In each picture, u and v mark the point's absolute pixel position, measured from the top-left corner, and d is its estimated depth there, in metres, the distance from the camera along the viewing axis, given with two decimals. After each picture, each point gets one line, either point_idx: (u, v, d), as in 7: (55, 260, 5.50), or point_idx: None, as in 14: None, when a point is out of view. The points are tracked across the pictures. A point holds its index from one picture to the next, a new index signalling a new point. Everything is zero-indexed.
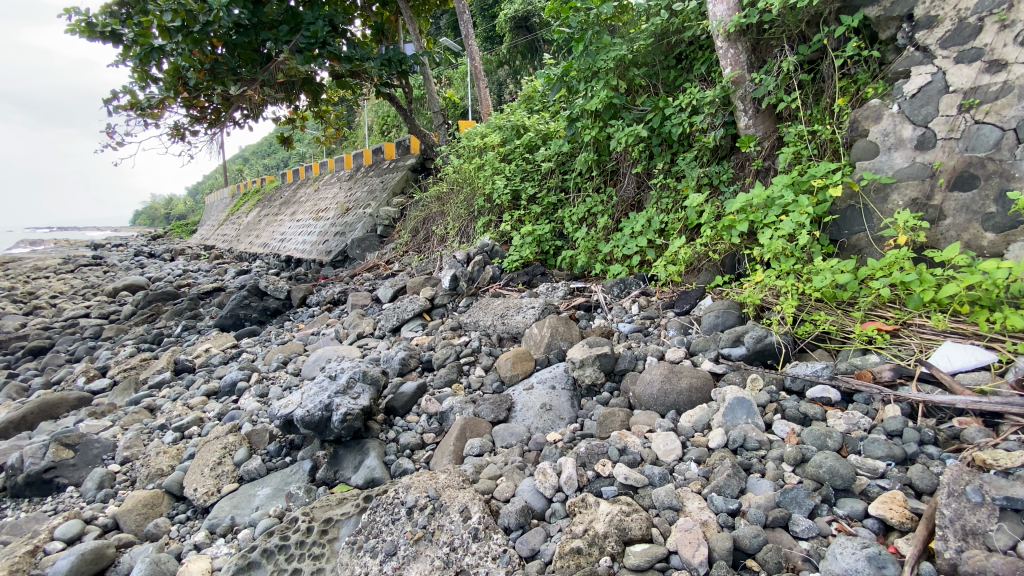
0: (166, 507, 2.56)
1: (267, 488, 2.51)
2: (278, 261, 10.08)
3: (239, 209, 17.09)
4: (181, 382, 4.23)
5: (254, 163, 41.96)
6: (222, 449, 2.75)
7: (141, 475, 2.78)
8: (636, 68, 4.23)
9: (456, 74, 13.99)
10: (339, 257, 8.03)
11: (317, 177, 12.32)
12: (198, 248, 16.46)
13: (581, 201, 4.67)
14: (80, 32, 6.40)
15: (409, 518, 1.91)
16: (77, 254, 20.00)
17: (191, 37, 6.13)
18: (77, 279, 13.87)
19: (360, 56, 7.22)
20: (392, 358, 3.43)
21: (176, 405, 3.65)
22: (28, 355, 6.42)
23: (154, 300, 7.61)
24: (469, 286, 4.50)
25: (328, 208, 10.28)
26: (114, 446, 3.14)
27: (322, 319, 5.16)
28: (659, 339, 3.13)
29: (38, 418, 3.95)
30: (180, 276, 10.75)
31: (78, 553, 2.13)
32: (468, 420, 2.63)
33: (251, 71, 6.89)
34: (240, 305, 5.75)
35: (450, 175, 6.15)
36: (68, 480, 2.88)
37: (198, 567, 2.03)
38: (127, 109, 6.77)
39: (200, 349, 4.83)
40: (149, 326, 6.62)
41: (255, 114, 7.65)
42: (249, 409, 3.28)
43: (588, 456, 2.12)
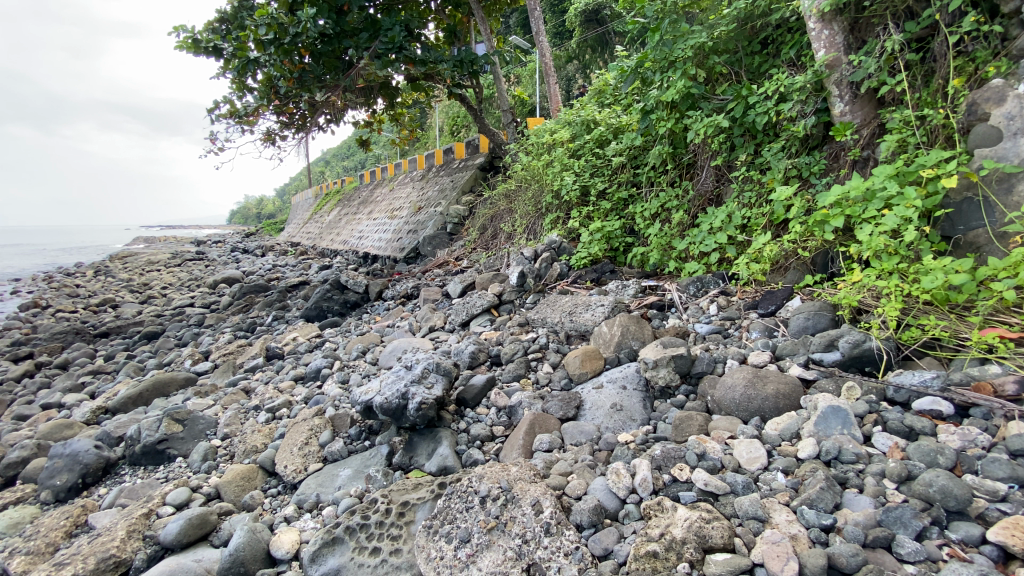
0: (260, 481, 2.78)
1: (348, 469, 2.66)
2: (356, 257, 10.65)
3: (322, 209, 18.25)
4: (272, 367, 4.59)
5: (334, 166, 44.61)
6: (309, 431, 2.95)
7: (238, 450, 3.04)
8: (716, 55, 4.03)
9: (525, 71, 14.05)
10: (411, 254, 8.34)
11: (391, 177, 12.87)
12: (285, 245, 17.78)
13: (654, 195, 4.52)
14: (188, 48, 7.10)
15: (482, 507, 1.93)
16: (184, 250, 22.33)
17: (282, 48, 6.63)
18: (184, 272, 15.47)
19: (434, 58, 7.43)
20: (462, 351, 3.51)
21: (268, 388, 3.96)
22: (145, 339, 7.25)
23: (248, 292, 8.31)
24: (536, 282, 4.49)
25: (401, 207, 10.71)
26: (216, 423, 3.46)
27: (396, 312, 5.39)
28: (740, 341, 2.96)
29: (152, 395, 4.44)
30: (270, 270, 11.66)
31: (186, 517, 2.35)
32: (537, 415, 2.63)
33: (334, 78, 7.31)
34: (323, 298, 6.14)
35: (518, 172, 6.17)
36: (177, 451, 3.20)
37: (288, 538, 2.17)
38: (227, 118, 7.44)
39: (288, 337, 5.22)
40: (243, 315, 7.25)
41: (336, 119, 8.11)
42: (331, 395, 3.49)
43: (663, 460, 2.05)
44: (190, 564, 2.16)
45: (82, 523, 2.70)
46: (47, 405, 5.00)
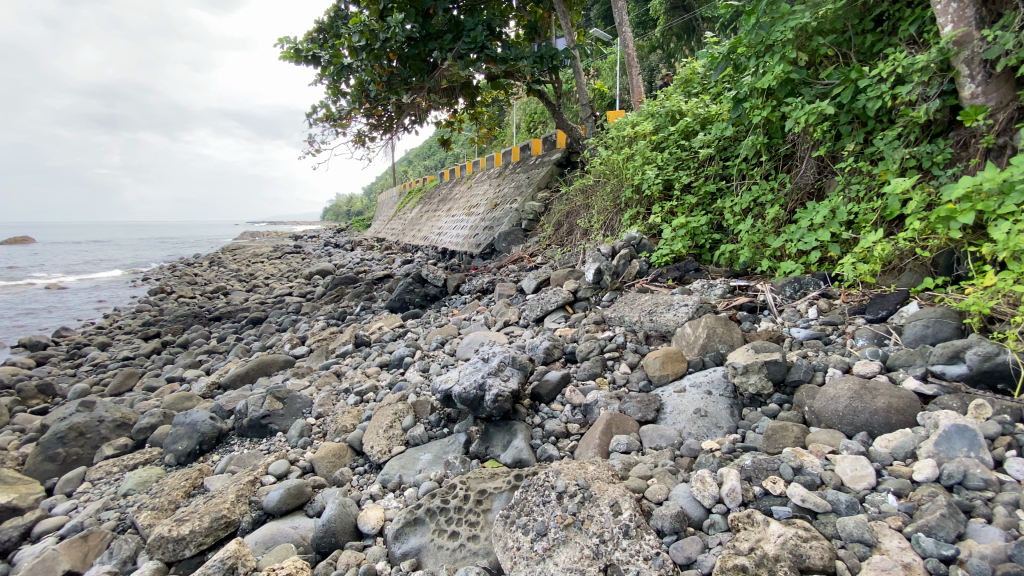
0: (349, 459, 2.97)
1: (428, 454, 2.77)
2: (435, 252, 11.04)
3: (405, 206, 19.11)
4: (360, 354, 4.89)
5: (416, 165, 46.53)
6: (393, 415, 3.11)
7: (330, 429, 3.27)
8: (821, 36, 3.69)
9: (605, 64, 13.79)
10: (487, 250, 8.49)
11: (470, 175, 13.19)
12: (371, 240, 18.85)
13: (745, 189, 4.26)
14: (291, 59, 7.73)
15: (559, 502, 1.93)
16: (283, 244, 24.40)
17: (373, 53, 7.01)
18: (283, 264, 16.91)
19: (514, 56, 7.47)
20: (537, 346, 3.51)
21: (356, 373, 4.22)
22: (250, 324, 8.02)
23: (338, 284, 8.92)
24: (613, 279, 4.40)
25: (478, 204, 10.93)
26: (311, 403, 3.75)
27: (472, 306, 5.52)
28: (843, 348, 2.71)
29: (256, 374, 4.90)
30: (357, 264, 12.43)
31: (286, 487, 2.57)
32: (614, 415, 2.58)
33: (420, 80, 7.61)
34: (405, 291, 6.43)
35: (597, 166, 6.07)
36: (278, 426, 3.51)
37: (374, 515, 2.30)
38: (324, 121, 8.01)
39: (374, 326, 5.53)
40: (334, 305, 7.78)
41: (420, 119, 8.45)
42: (413, 382, 3.65)
43: (754, 471, 1.93)
44: (289, 530, 2.36)
45: (198, 484, 3.04)
46: (171, 378, 5.70)
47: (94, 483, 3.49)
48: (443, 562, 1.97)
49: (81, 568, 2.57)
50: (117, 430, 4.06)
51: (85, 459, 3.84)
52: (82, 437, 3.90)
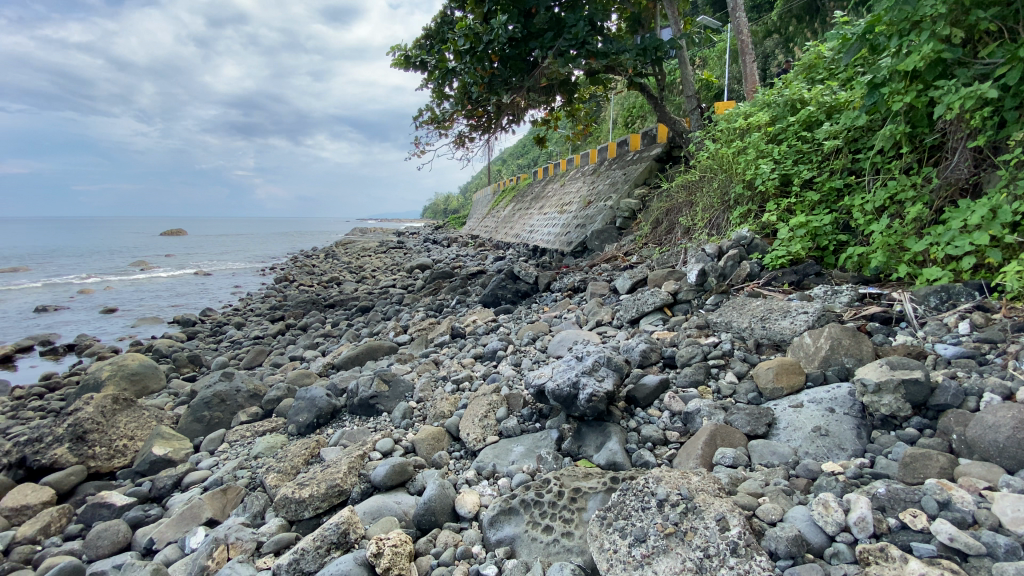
0: (446, 443, 3.11)
1: (521, 446, 2.82)
2: (527, 249, 11.18)
3: (499, 204, 19.57)
4: (455, 345, 5.10)
5: (511, 164, 47.43)
6: (488, 405, 3.20)
7: (429, 414, 3.45)
8: (982, 8, 3.17)
9: (713, 52, 13.03)
10: (580, 248, 8.43)
11: (564, 172, 13.17)
12: (466, 237, 19.56)
13: (879, 185, 3.81)
14: (401, 66, 8.24)
15: (659, 510, 1.86)
16: (386, 240, 26.17)
17: (476, 56, 7.24)
18: (387, 258, 18.12)
19: (616, 50, 7.30)
20: (633, 348, 3.41)
21: (453, 362, 4.41)
22: (357, 312, 8.71)
23: (436, 278, 9.37)
24: (719, 282, 4.15)
25: (571, 201, 10.87)
26: (412, 388, 3.99)
27: (564, 304, 5.51)
28: (1004, 371, 2.31)
29: (364, 358, 5.32)
30: (453, 260, 12.96)
31: (390, 464, 2.76)
32: (719, 426, 2.43)
33: (519, 80, 7.73)
34: (498, 286, 6.59)
35: (703, 161, 5.75)
36: (384, 407, 3.78)
37: (470, 499, 2.39)
38: (429, 124, 8.44)
39: (469, 319, 5.73)
40: (431, 297, 8.19)
41: (518, 119, 8.59)
42: (505, 376, 3.73)
43: (888, 501, 1.73)
44: (392, 504, 2.54)
45: (315, 454, 3.37)
46: (293, 357, 6.37)
47: (232, 444, 4.00)
48: (537, 554, 1.99)
49: (220, 517, 2.96)
50: (249, 399, 4.62)
51: (224, 423, 4.42)
52: (222, 403, 4.49)
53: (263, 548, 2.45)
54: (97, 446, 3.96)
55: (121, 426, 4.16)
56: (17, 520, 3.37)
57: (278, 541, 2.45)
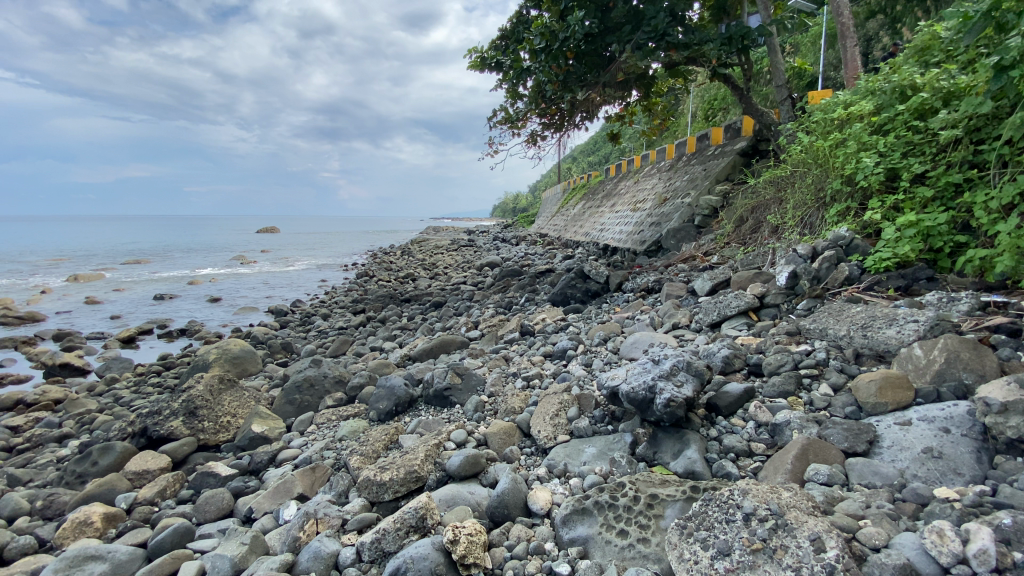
0: (518, 439, 3.14)
1: (594, 447, 2.79)
2: (597, 248, 11.02)
3: (569, 202, 19.45)
4: (525, 342, 5.14)
5: (582, 162, 46.94)
6: (559, 404, 3.19)
7: (501, 409, 3.51)
8: None
9: (807, 38, 12.11)
10: (654, 247, 8.19)
11: (638, 169, 12.83)
12: (535, 235, 19.63)
13: (1007, 179, 3.35)
14: (477, 67, 8.41)
15: (746, 524, 1.77)
16: (457, 237, 26.90)
17: (551, 53, 7.24)
18: (458, 256, 18.62)
19: (699, 40, 6.99)
20: (714, 353, 3.26)
21: (524, 359, 4.45)
22: (431, 307, 9.02)
23: (506, 276, 9.50)
24: (812, 285, 3.87)
25: (646, 199, 10.57)
26: (484, 382, 4.08)
27: (637, 304, 5.37)
28: None
29: (438, 351, 5.51)
30: (523, 258, 13.07)
31: (464, 455, 2.83)
32: (812, 440, 2.26)
33: (595, 76, 7.64)
34: (569, 285, 6.54)
35: (794, 156, 5.37)
36: (457, 399, 3.90)
37: (542, 496, 2.39)
38: (503, 123, 8.56)
39: (539, 317, 5.76)
40: (501, 295, 8.31)
41: (593, 115, 8.47)
42: (577, 375, 3.71)
43: (1017, 534, 1.54)
44: (467, 494, 2.61)
45: (394, 440, 3.54)
46: (372, 348, 6.73)
47: (319, 426, 4.31)
48: (611, 557, 1.97)
49: (309, 493, 3.19)
50: (335, 385, 4.94)
51: (313, 406, 4.76)
52: (311, 388, 4.84)
53: (348, 526, 2.61)
54: (205, 420, 4.42)
55: (225, 403, 4.62)
56: (141, 481, 3.83)
57: (361, 519, 2.61)
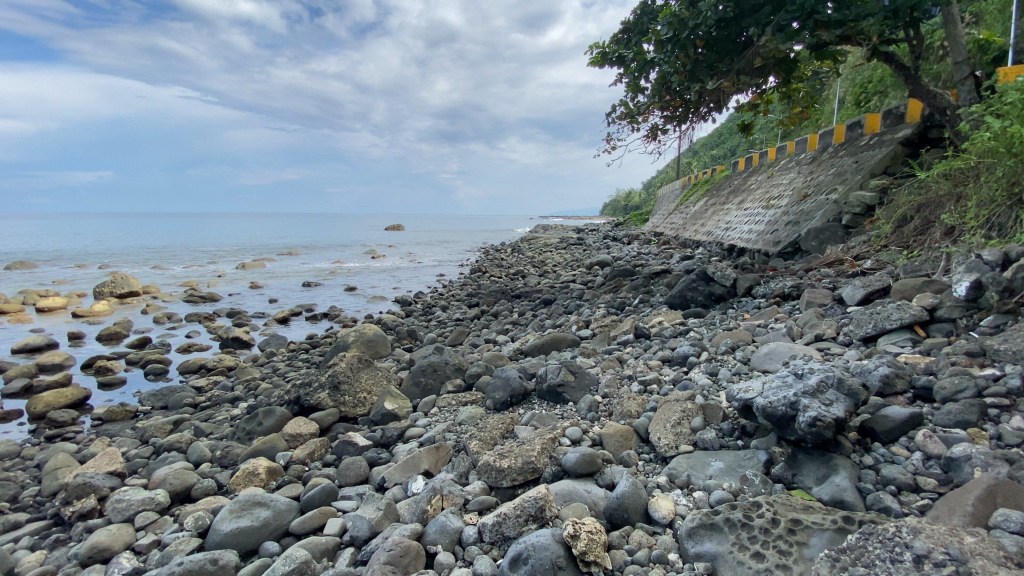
0: (635, 443, 3.06)
1: (721, 462, 2.62)
2: (721, 249, 10.31)
3: (688, 199, 18.41)
4: (641, 344, 4.98)
5: (703, 157, 44.15)
6: (682, 412, 3.04)
7: (616, 411, 3.45)
8: None
9: (998, 3, 10.13)
10: (790, 249, 7.51)
11: (771, 163, 11.74)
12: (650, 234, 18.91)
13: None
14: (599, 62, 8.31)
15: (916, 567, 1.62)
16: (567, 236, 26.89)
17: (679, 43, 6.91)
18: (568, 254, 18.62)
19: (856, 15, 6.07)
20: (869, 371, 2.87)
21: (640, 362, 4.32)
22: (542, 304, 9.15)
23: (618, 276, 9.29)
24: (1002, 298, 3.22)
25: (780, 195, 9.65)
26: (598, 382, 4.04)
27: (770, 311, 4.92)
28: None
29: (550, 347, 5.58)
30: (636, 257, 12.67)
31: (581, 452, 2.84)
32: (1003, 482, 1.91)
33: (728, 63, 7.13)
34: (688, 287, 6.20)
35: (978, 143, 4.53)
36: (571, 397, 3.91)
37: (665, 505, 2.31)
38: (623, 118, 8.36)
39: (656, 320, 5.54)
40: (614, 294, 8.14)
41: (722, 105, 7.92)
42: (700, 384, 3.51)
43: None
44: (583, 492, 2.61)
45: (510, 430, 3.67)
46: (487, 340, 7.01)
47: (441, 409, 4.62)
48: None
49: (434, 471, 3.44)
50: (455, 372, 5.25)
51: (435, 389, 5.10)
52: (434, 372, 5.19)
53: (469, 506, 2.76)
54: (346, 395, 4.96)
55: (362, 381, 5.14)
56: (294, 443, 4.42)
57: (481, 502, 2.74)
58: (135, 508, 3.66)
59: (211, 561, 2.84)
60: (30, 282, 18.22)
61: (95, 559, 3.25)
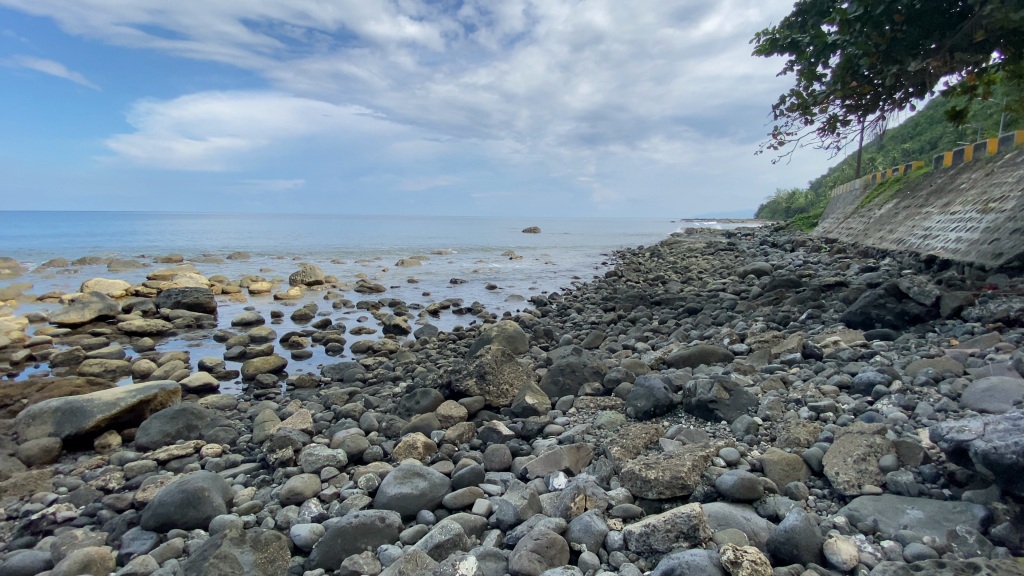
0: (804, 475, 2.74)
1: (920, 511, 2.24)
2: (915, 260, 8.68)
3: (871, 201, 15.83)
4: (810, 365, 4.43)
5: (893, 152, 37.56)
6: (867, 447, 2.64)
7: (780, 436, 3.13)
8: None
9: None
10: (1018, 263, 6.02)
11: (992, 157, 9.55)
12: (819, 241, 16.66)
13: None
14: (766, 51, 7.58)
15: None
16: (716, 241, 25.02)
17: (873, 20, 5.86)
18: (718, 260, 17.28)
19: None
20: None
21: (810, 385, 3.84)
22: (686, 312, 8.64)
23: (779, 286, 8.37)
24: None
25: (1005, 196, 7.81)
26: (757, 403, 3.70)
27: (988, 339, 4.01)
28: None
29: (699, 359, 5.26)
30: (801, 267, 11.28)
31: (740, 476, 2.63)
32: None
33: (936, 41, 6.04)
34: (873, 303, 5.32)
35: None
36: (724, 415, 3.64)
37: (846, 549, 2.06)
38: (793, 110, 7.51)
39: (829, 340, 4.88)
40: (774, 307, 7.36)
41: (924, 90, 6.70)
42: (890, 418, 3.01)
43: None
44: (741, 518, 2.43)
45: (655, 441, 3.54)
46: (626, 346, 6.85)
47: (581, 411, 4.65)
48: None
49: (575, 470, 3.48)
50: (594, 375, 5.23)
51: (574, 390, 5.14)
52: (572, 373, 5.23)
53: (613, 511, 2.75)
54: (490, 385, 5.26)
55: (506, 374, 5.41)
56: (446, 424, 4.83)
57: (626, 509, 2.71)
58: (321, 463, 4.34)
59: (380, 519, 3.23)
60: (247, 269, 22.65)
61: (291, 500, 3.92)
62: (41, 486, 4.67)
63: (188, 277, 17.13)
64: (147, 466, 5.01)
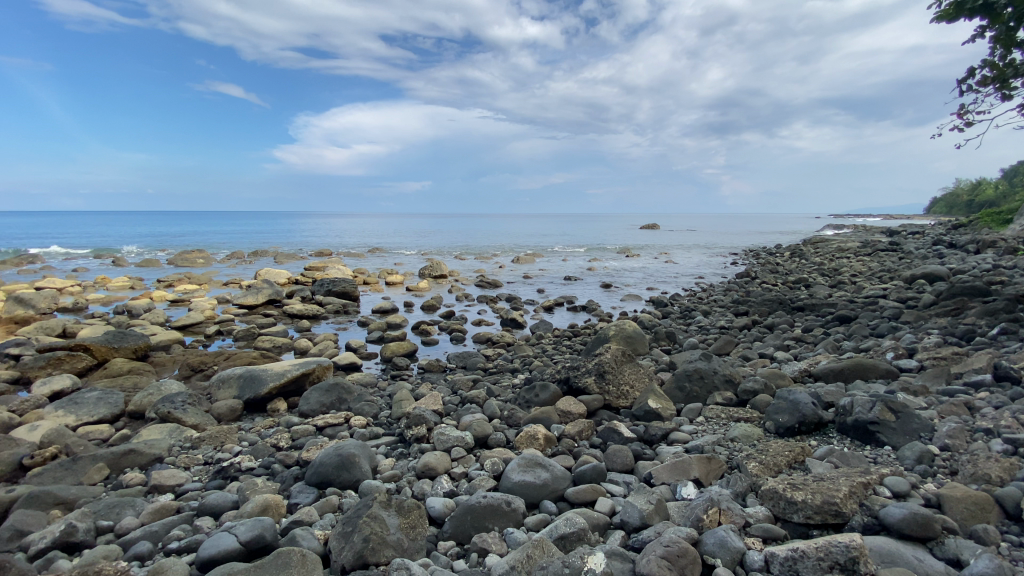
0: (996, 517, 2.38)
1: None
2: None
3: None
4: (1004, 391, 3.70)
5: None
6: None
7: (964, 471, 2.72)
8: None
9: None
10: None
11: None
12: (1019, 241, 13.65)
13: None
14: (946, 18, 6.43)
15: None
16: (873, 240, 21.77)
17: None
18: (876, 262, 15.02)
19: None
20: None
21: (1005, 414, 3.21)
22: (835, 321, 7.68)
23: (960, 294, 7.06)
24: None
25: None
26: (933, 430, 3.21)
27: None
28: None
29: (853, 374, 4.68)
30: (991, 272, 9.37)
31: (911, 510, 2.35)
32: None
33: None
34: None
35: None
36: (887, 440, 3.22)
37: None
38: (982, 86, 6.30)
39: None
40: (952, 319, 6.24)
41: None
42: None
43: None
44: (912, 559, 2.19)
45: (799, 460, 3.24)
46: (762, 355, 6.30)
47: (711, 420, 4.41)
48: None
49: (705, 480, 3.32)
50: (725, 383, 4.92)
51: (702, 397, 4.88)
52: (701, 379, 4.96)
53: (751, 529, 2.59)
54: (611, 385, 5.21)
55: (628, 375, 5.32)
56: (566, 419, 4.89)
57: (766, 530, 2.54)
58: (451, 442, 4.67)
59: (506, 503, 3.39)
60: (383, 263, 25.00)
61: (425, 474, 4.28)
62: (231, 438, 5.68)
63: (336, 268, 19.45)
64: (308, 430, 5.84)
